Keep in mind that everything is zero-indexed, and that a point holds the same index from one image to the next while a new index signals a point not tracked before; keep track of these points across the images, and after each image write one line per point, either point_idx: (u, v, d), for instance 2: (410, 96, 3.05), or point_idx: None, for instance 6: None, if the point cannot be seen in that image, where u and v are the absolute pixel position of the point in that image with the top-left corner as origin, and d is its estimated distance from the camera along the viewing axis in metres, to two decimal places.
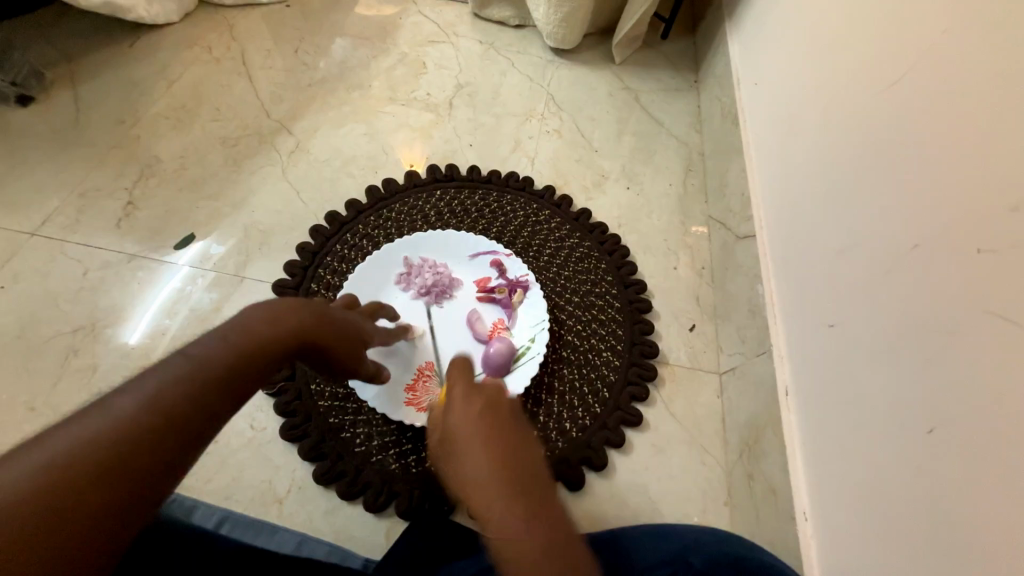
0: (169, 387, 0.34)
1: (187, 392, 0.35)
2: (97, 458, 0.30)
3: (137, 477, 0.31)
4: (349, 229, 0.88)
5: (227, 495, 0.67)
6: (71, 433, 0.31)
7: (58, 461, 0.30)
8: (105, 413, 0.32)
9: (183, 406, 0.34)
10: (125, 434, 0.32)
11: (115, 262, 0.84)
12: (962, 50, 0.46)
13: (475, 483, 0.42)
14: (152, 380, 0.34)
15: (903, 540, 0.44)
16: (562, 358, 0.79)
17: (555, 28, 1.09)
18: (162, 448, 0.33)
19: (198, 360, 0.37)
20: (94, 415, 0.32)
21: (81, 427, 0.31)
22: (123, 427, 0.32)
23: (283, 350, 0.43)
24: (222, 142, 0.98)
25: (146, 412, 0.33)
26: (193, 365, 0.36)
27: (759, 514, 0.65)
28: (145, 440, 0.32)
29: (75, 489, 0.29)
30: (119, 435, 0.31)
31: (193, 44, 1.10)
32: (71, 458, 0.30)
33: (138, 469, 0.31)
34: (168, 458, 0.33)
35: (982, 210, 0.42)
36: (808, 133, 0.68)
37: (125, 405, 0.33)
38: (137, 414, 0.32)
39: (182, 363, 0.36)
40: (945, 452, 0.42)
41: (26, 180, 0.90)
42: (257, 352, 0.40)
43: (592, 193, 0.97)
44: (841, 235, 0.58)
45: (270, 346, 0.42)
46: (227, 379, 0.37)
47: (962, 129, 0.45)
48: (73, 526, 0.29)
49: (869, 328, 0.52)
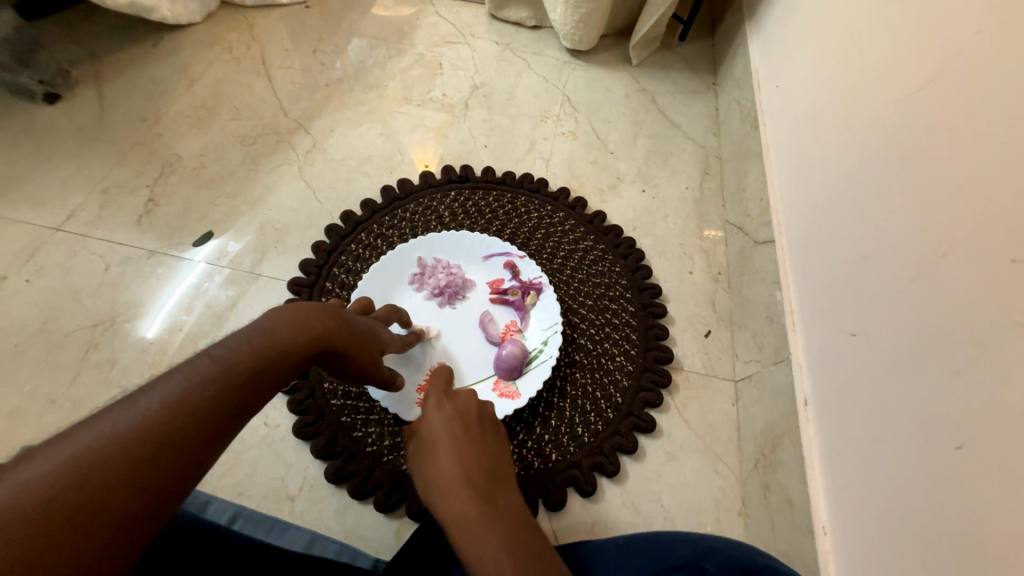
0: (194, 388, 0.35)
1: (211, 393, 0.36)
2: (123, 454, 0.31)
3: (160, 474, 0.32)
4: (363, 229, 0.88)
5: (239, 491, 0.68)
6: (98, 429, 0.31)
7: (86, 455, 0.30)
8: (131, 409, 0.33)
9: (208, 406, 0.35)
10: (152, 432, 0.32)
11: (135, 258, 0.86)
12: (996, 52, 0.45)
13: (458, 525, 0.42)
14: (179, 379, 0.35)
15: (929, 559, 0.43)
16: (574, 362, 0.78)
17: (572, 29, 1.09)
18: (186, 447, 0.33)
19: (222, 362, 0.38)
20: (120, 412, 0.32)
21: (107, 424, 0.32)
22: (149, 424, 0.32)
23: (302, 356, 0.44)
24: (241, 141, 0.99)
25: (171, 411, 0.33)
26: (218, 367, 0.37)
27: (774, 525, 0.64)
28: (170, 439, 0.33)
29: (99, 486, 0.30)
30: (144, 433, 0.32)
31: (214, 44, 1.12)
32: (99, 454, 0.30)
33: (161, 467, 0.32)
34: (191, 457, 0.33)
35: (1017, 217, 0.41)
36: (831, 137, 0.66)
37: (151, 403, 0.33)
38: (163, 412, 0.33)
39: (207, 364, 0.37)
40: (973, 470, 0.41)
41: (52, 176, 0.92)
42: (277, 358, 0.41)
43: (607, 196, 0.96)
44: (865, 242, 0.56)
45: (290, 350, 0.43)
46: (249, 383, 0.38)
47: (996, 134, 0.43)
48: (95, 523, 0.29)
49: (893, 339, 0.50)
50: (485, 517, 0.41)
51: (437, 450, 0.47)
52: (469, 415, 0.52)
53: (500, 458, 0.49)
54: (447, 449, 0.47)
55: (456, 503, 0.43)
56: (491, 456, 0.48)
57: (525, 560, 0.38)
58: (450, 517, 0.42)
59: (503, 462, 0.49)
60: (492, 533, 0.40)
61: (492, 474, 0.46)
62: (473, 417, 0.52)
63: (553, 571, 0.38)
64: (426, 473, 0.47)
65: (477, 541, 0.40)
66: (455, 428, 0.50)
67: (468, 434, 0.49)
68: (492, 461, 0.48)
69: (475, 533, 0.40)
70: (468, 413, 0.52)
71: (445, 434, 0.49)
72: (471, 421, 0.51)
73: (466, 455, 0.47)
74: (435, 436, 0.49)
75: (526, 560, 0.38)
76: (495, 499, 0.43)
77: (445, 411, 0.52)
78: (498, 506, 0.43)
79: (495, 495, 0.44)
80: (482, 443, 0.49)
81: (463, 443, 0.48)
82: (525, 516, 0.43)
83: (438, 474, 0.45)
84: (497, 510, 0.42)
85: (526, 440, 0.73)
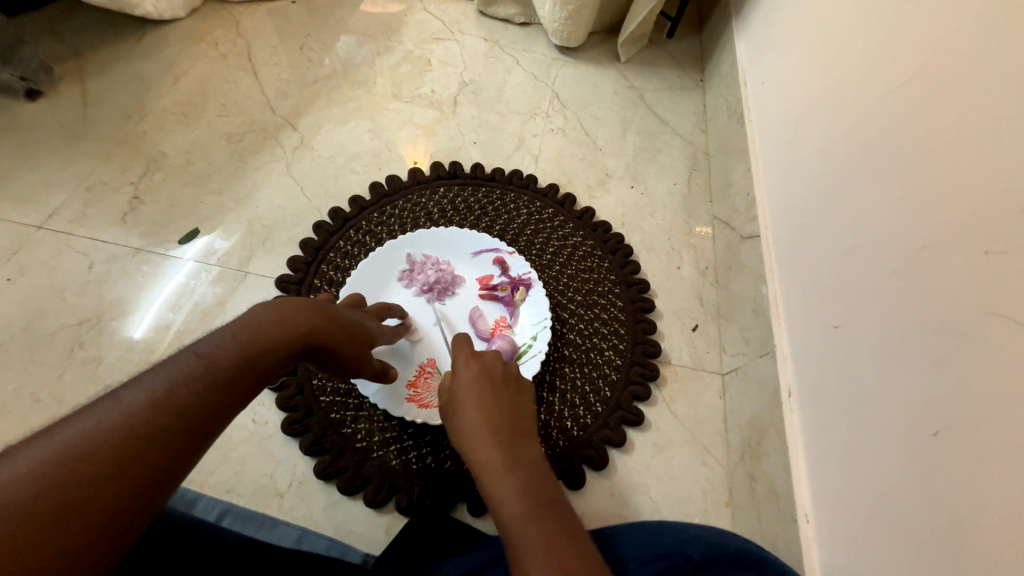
0: (178, 385, 0.35)
1: (196, 390, 0.35)
2: (106, 452, 0.31)
3: (145, 471, 0.31)
4: (352, 225, 0.88)
5: (228, 489, 0.67)
6: (81, 426, 0.31)
7: (67, 454, 0.30)
8: (114, 407, 0.32)
9: (192, 402, 0.35)
10: (135, 429, 0.32)
11: (120, 256, 0.85)
12: (973, 48, 0.46)
13: (484, 473, 0.45)
14: (163, 375, 0.35)
15: (908, 543, 0.44)
16: (564, 357, 0.79)
17: (561, 26, 1.09)
18: (172, 444, 0.33)
19: (207, 358, 0.37)
20: (105, 409, 0.32)
21: (91, 421, 0.32)
22: (133, 421, 0.32)
23: (290, 351, 0.44)
24: (227, 138, 0.98)
25: (155, 408, 0.33)
26: (203, 364, 0.37)
27: (760, 515, 0.65)
28: (155, 436, 0.32)
29: (84, 484, 0.29)
30: (128, 429, 0.32)
31: (200, 40, 1.11)
32: (81, 453, 0.30)
33: (147, 463, 0.32)
34: (176, 454, 0.33)
35: (992, 210, 0.42)
36: (815, 132, 0.67)
37: (134, 401, 0.33)
38: (147, 409, 0.33)
39: (192, 361, 0.37)
40: (950, 456, 0.42)
41: (34, 173, 0.91)
42: (263, 353, 0.41)
43: (595, 192, 0.96)
44: (848, 235, 0.57)
45: (277, 347, 0.43)
46: (235, 378, 0.38)
47: (973, 129, 0.44)
48: (80, 521, 0.29)
49: (874, 329, 0.51)
50: (507, 467, 0.44)
51: (465, 405, 0.50)
52: (495, 373, 0.53)
53: (524, 413, 0.51)
54: (474, 405, 0.49)
55: (481, 452, 0.46)
56: (515, 412, 0.50)
57: (541, 509, 0.41)
58: (477, 464, 0.46)
59: (527, 417, 0.51)
60: (513, 482, 0.43)
61: (516, 428, 0.48)
62: (499, 376, 0.53)
63: (565, 523, 0.41)
64: (456, 424, 0.50)
65: (501, 488, 0.43)
66: (481, 385, 0.52)
67: (494, 392, 0.51)
68: (516, 417, 0.49)
69: (498, 481, 0.44)
70: (494, 371, 0.54)
71: (472, 390, 0.51)
72: (497, 379, 0.53)
73: (492, 411, 0.49)
74: (464, 392, 0.51)
75: (540, 509, 0.41)
76: (517, 451, 0.46)
77: (471, 369, 0.53)
78: (519, 458, 0.45)
79: (517, 448, 0.46)
80: (507, 400, 0.51)
81: (489, 398, 0.50)
82: (544, 469, 0.45)
83: (466, 426, 0.48)
84: (518, 461, 0.45)
85: None
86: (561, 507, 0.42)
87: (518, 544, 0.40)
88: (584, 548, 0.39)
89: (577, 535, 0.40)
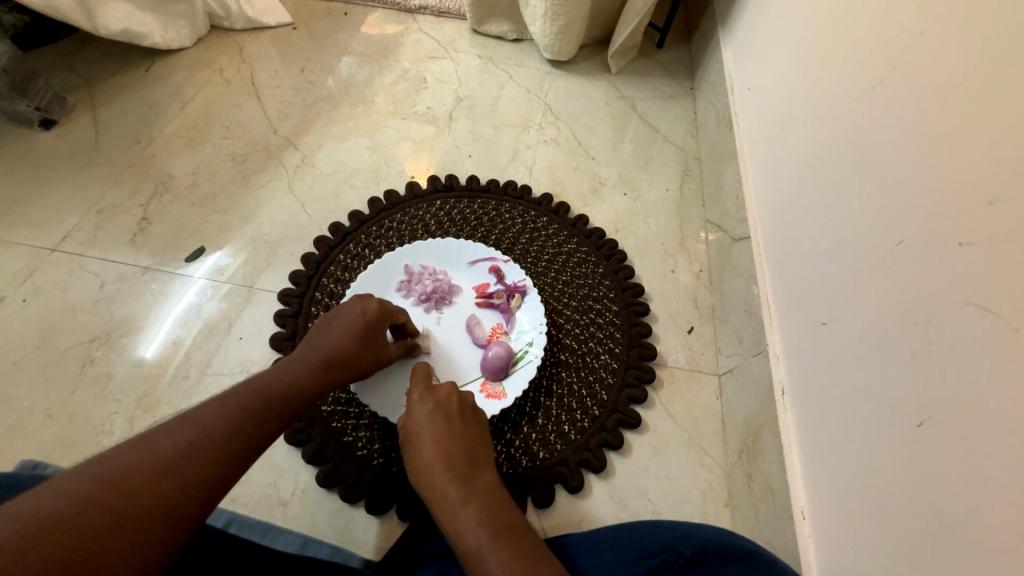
0: (242, 415, 0.48)
1: (253, 420, 0.48)
2: (195, 455, 0.42)
3: (216, 474, 0.43)
4: (352, 239, 0.91)
5: (233, 499, 0.69)
6: (176, 434, 0.43)
7: (166, 453, 0.41)
8: (197, 424, 0.44)
9: (249, 427, 0.48)
10: (211, 442, 0.44)
11: (130, 275, 0.88)
12: (938, 49, 0.47)
13: (443, 502, 0.53)
14: (231, 403, 0.48)
15: (903, 538, 0.44)
16: (560, 362, 0.80)
17: (552, 41, 1.12)
18: (227, 467, 0.44)
19: (261, 395, 0.51)
20: (189, 423, 0.44)
21: (182, 431, 0.43)
22: (210, 436, 0.44)
23: (318, 385, 0.57)
24: (231, 159, 1.02)
25: (226, 430, 0.46)
26: (259, 399, 0.50)
27: (758, 513, 0.65)
28: (214, 461, 0.43)
29: (175, 478, 0.40)
30: (208, 442, 0.44)
31: (205, 67, 1.15)
32: (177, 455, 0.42)
33: (218, 469, 0.43)
34: (236, 465, 0.45)
35: (961, 203, 0.43)
36: (797, 135, 0.69)
37: (210, 421, 0.45)
38: (220, 429, 0.45)
39: (251, 396, 0.50)
40: (934, 446, 0.42)
41: (48, 198, 0.95)
42: (299, 393, 0.55)
43: (589, 200, 0.98)
44: (832, 234, 0.59)
45: (309, 385, 0.56)
46: (275, 414, 0.51)
47: (940, 126, 0.46)
48: (157, 526, 0.38)
49: (857, 322, 0.53)
50: (463, 496, 0.53)
51: (420, 440, 0.58)
52: (449, 408, 0.61)
53: (476, 444, 0.59)
54: (430, 441, 0.57)
55: (436, 481, 0.54)
56: (465, 443, 0.58)
57: (495, 531, 0.49)
58: (435, 498, 0.54)
59: (479, 447, 0.59)
60: (470, 508, 0.52)
61: (467, 457, 0.57)
62: (452, 409, 0.61)
63: (519, 540, 0.49)
64: (412, 461, 0.58)
65: (457, 517, 0.51)
66: (435, 420, 0.59)
67: (447, 426, 0.59)
68: (468, 447, 0.58)
69: (455, 509, 0.52)
70: (449, 405, 0.61)
71: (427, 425, 0.58)
72: (451, 414, 0.60)
73: (445, 444, 0.57)
74: (419, 429, 0.58)
75: (495, 531, 0.49)
76: (473, 481, 0.54)
77: (425, 406, 0.60)
78: (474, 487, 0.54)
79: (471, 478, 0.55)
80: (460, 433, 0.59)
81: (443, 433, 0.58)
82: (496, 493, 0.54)
83: (422, 462, 0.56)
84: (473, 490, 0.53)
85: (514, 439, 0.74)
86: (515, 526, 0.51)
87: (475, 559, 0.48)
88: (534, 555, 0.48)
89: (529, 542, 0.49)
